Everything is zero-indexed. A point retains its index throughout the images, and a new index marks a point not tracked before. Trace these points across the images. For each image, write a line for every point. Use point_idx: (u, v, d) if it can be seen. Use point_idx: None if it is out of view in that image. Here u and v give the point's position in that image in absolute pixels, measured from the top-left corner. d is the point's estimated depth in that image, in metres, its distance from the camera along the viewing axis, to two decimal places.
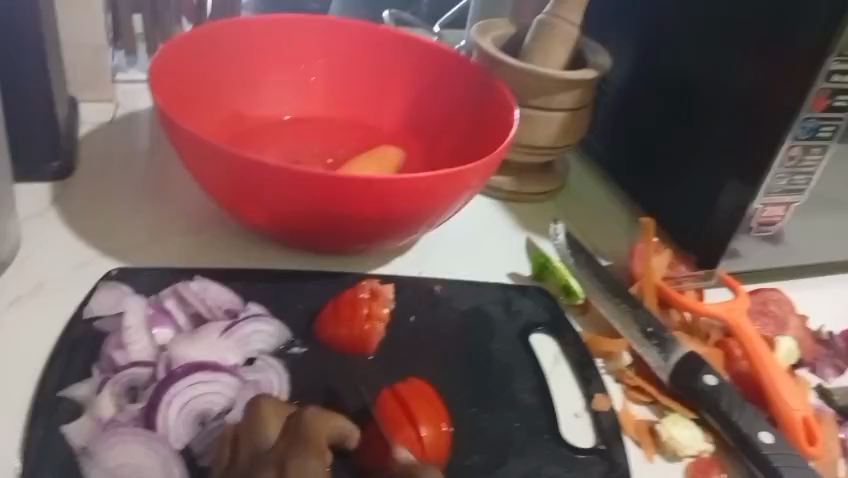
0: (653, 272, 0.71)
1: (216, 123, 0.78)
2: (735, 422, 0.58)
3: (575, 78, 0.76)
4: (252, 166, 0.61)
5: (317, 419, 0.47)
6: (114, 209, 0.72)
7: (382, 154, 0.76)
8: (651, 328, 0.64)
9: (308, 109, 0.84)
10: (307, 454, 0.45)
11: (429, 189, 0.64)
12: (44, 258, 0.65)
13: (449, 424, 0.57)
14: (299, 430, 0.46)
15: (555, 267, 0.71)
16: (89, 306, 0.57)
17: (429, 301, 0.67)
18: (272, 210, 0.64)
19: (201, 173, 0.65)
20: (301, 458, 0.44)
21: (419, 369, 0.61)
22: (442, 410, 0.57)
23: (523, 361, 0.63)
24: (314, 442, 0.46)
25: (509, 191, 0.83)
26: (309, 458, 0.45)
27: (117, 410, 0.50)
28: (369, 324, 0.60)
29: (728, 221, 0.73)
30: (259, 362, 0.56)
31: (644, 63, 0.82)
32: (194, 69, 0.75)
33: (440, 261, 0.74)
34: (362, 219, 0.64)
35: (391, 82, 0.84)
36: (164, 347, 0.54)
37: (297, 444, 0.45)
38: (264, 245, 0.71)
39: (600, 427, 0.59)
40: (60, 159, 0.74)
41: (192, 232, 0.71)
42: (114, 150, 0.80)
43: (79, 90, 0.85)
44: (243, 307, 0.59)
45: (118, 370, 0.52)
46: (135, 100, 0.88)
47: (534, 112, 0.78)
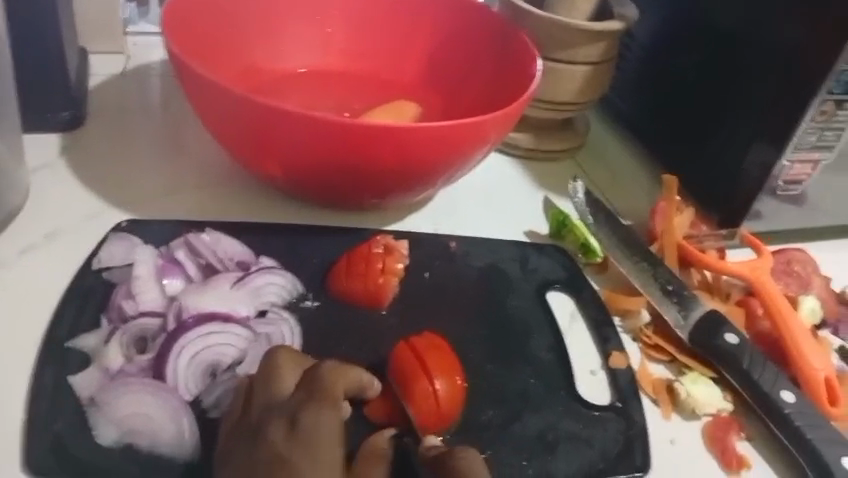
0: (675, 230, 0.69)
1: (228, 72, 0.76)
2: (757, 381, 0.57)
3: (598, 28, 0.73)
4: (266, 114, 0.59)
5: (333, 373, 0.46)
6: (124, 162, 0.70)
7: (398, 107, 0.74)
8: (671, 286, 0.63)
9: (321, 60, 0.81)
10: (321, 405, 0.44)
11: (448, 139, 0.62)
12: (54, 210, 0.64)
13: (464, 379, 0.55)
14: (316, 383, 0.45)
15: (573, 224, 0.70)
16: (99, 257, 0.57)
17: (444, 257, 0.65)
18: (285, 160, 0.63)
19: (212, 121, 0.63)
20: (312, 409, 0.44)
21: (433, 324, 0.59)
22: (456, 363, 0.55)
23: (539, 318, 0.62)
24: (329, 393, 0.45)
25: (527, 148, 0.81)
26: (322, 409, 0.44)
27: (126, 360, 0.50)
28: (384, 278, 0.59)
29: (753, 179, 0.71)
30: (271, 315, 0.55)
31: (670, 15, 0.79)
32: (207, 17, 0.73)
33: (456, 218, 0.73)
34: (377, 170, 0.63)
35: (408, 33, 0.81)
36: (174, 297, 0.53)
37: (310, 396, 0.45)
38: (277, 199, 0.69)
39: (617, 385, 0.58)
40: (70, 110, 0.72)
41: (203, 185, 0.69)
42: (124, 102, 0.78)
43: (89, 41, 0.83)
44: (255, 260, 0.58)
45: (127, 321, 0.52)
46: (147, 52, 0.86)
47: (555, 65, 0.76)
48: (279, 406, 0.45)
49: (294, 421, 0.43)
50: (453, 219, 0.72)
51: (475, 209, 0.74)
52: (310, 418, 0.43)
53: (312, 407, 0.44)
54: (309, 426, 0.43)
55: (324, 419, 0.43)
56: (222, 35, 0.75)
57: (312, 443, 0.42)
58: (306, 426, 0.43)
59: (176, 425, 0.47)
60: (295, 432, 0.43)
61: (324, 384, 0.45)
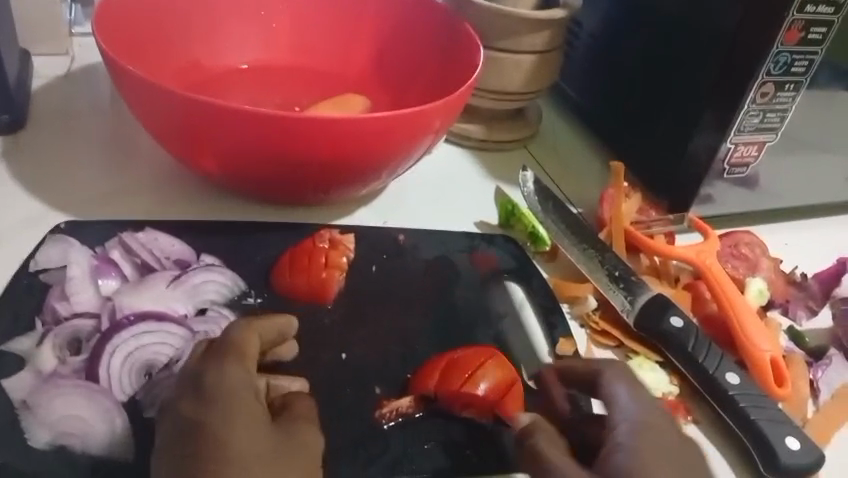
0: (622, 217, 0.69)
1: (172, 71, 0.75)
2: (701, 363, 0.57)
3: (541, 17, 0.74)
4: (201, 110, 0.59)
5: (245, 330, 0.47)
6: (66, 163, 0.69)
7: (345, 102, 0.73)
8: (618, 272, 0.63)
9: (267, 56, 0.81)
10: (233, 359, 0.44)
11: (388, 130, 0.61)
12: None
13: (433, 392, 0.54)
14: (226, 341, 0.45)
15: (521, 213, 0.70)
16: (35, 259, 0.55)
17: (392, 250, 0.65)
18: (225, 156, 0.62)
19: (151, 119, 0.62)
20: (218, 365, 0.43)
21: (379, 318, 0.59)
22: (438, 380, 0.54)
23: (487, 308, 0.62)
24: (245, 352, 0.45)
25: (479, 139, 0.81)
26: (227, 362, 0.44)
27: (59, 362, 0.49)
28: (327, 273, 0.59)
29: (699, 162, 0.71)
30: (210, 312, 0.54)
31: (615, 3, 0.79)
32: (147, 15, 0.72)
33: (406, 211, 0.72)
34: (318, 163, 0.62)
35: (354, 27, 0.81)
36: (109, 296, 0.53)
37: (221, 356, 0.44)
38: (222, 197, 0.69)
39: None
40: (10, 112, 0.71)
41: (147, 185, 0.69)
42: (68, 103, 0.77)
43: (31, 43, 0.82)
44: (194, 258, 0.58)
45: (60, 323, 0.51)
46: (92, 53, 0.85)
47: (502, 55, 0.76)
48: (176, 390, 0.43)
49: (200, 379, 0.43)
50: (403, 212, 0.72)
51: (425, 202, 0.74)
52: (218, 380, 0.43)
53: (231, 362, 0.44)
54: (212, 381, 0.42)
55: (230, 370, 0.43)
56: (165, 33, 0.75)
57: (218, 388, 0.42)
58: (209, 382, 0.43)
59: (109, 425, 0.46)
60: (201, 389, 0.42)
61: (235, 340, 0.45)
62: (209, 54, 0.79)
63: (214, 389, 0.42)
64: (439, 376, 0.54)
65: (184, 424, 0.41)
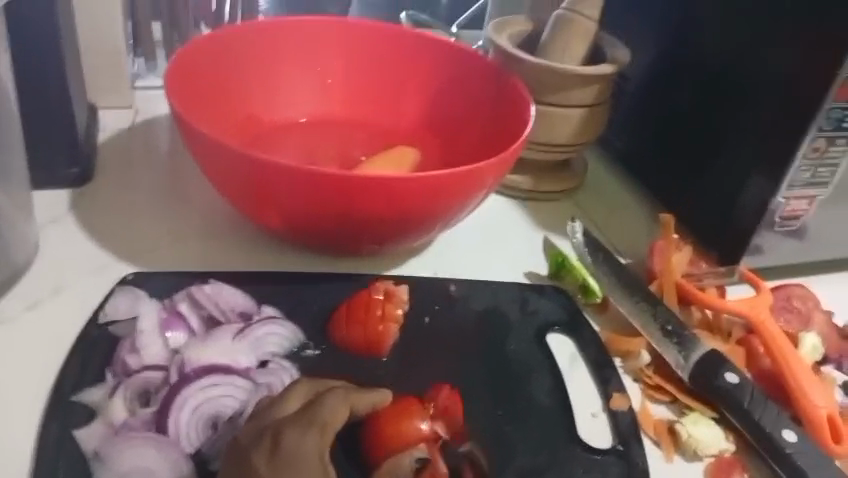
0: (673, 270, 0.70)
1: (233, 125, 0.79)
2: (757, 421, 0.57)
3: (589, 72, 0.75)
4: (267, 167, 0.61)
5: (337, 403, 0.49)
6: (130, 213, 0.72)
7: (397, 155, 0.75)
8: (670, 326, 0.63)
9: (323, 111, 0.84)
10: (305, 429, 0.47)
11: (443, 188, 0.63)
12: (64, 263, 0.66)
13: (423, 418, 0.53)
14: (314, 415, 0.47)
15: (572, 265, 0.70)
16: (104, 310, 0.59)
17: (444, 301, 0.66)
18: (286, 210, 0.64)
19: (217, 175, 0.65)
20: (296, 434, 0.46)
21: (432, 369, 0.60)
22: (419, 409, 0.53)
23: (540, 360, 0.62)
24: (328, 426, 0.47)
25: (526, 190, 0.82)
26: (307, 433, 0.47)
27: (129, 414, 0.52)
28: (375, 326, 0.60)
29: (750, 217, 0.72)
30: (272, 365, 0.56)
31: (663, 57, 0.80)
32: (210, 72, 0.76)
33: (456, 260, 0.73)
34: (374, 218, 0.64)
35: (406, 83, 0.84)
36: (177, 350, 0.56)
37: (298, 418, 0.47)
38: (279, 247, 0.71)
39: (618, 426, 0.58)
40: (79, 165, 0.74)
41: (207, 235, 0.71)
42: (131, 156, 0.80)
43: (98, 97, 0.85)
44: (256, 310, 0.60)
45: (131, 375, 0.54)
46: (153, 106, 0.88)
47: (550, 109, 0.77)
48: (283, 417, 0.48)
49: (278, 445, 0.46)
50: (452, 262, 0.73)
51: (474, 251, 0.75)
52: (306, 448, 0.46)
53: (295, 430, 0.46)
54: (288, 454, 0.46)
55: (307, 444, 0.46)
56: (226, 90, 0.78)
57: (296, 472, 0.45)
58: (288, 451, 0.46)
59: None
60: (277, 457, 0.45)
61: (322, 415, 0.47)
62: (268, 110, 0.82)
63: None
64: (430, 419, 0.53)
65: (259, 438, 0.47)
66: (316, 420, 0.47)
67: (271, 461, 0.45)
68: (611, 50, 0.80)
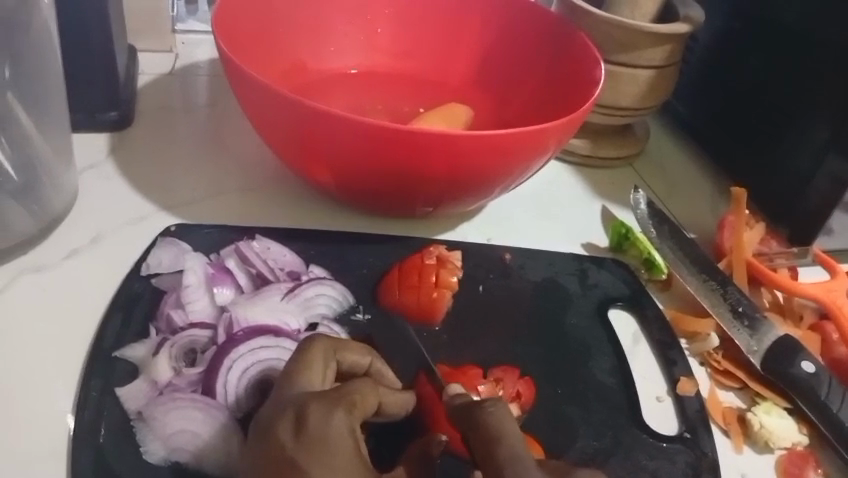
0: (744, 248, 0.65)
1: (278, 74, 0.75)
2: (835, 414, 0.53)
3: (662, 31, 0.69)
4: (318, 118, 0.57)
5: (366, 387, 0.44)
6: (171, 162, 0.69)
7: (449, 111, 0.71)
8: (742, 307, 0.59)
9: (372, 63, 0.80)
10: (334, 406, 0.41)
11: (505, 147, 0.59)
12: (101, 211, 0.63)
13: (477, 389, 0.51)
14: (343, 392, 0.43)
15: (636, 238, 0.66)
16: (147, 262, 0.56)
17: (499, 269, 0.62)
18: (338, 164, 0.60)
19: (264, 125, 0.61)
20: (323, 410, 0.41)
21: (486, 340, 0.57)
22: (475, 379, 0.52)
23: (600, 337, 0.59)
24: (358, 404, 0.43)
25: (584, 155, 0.77)
26: (335, 409, 0.41)
27: (175, 373, 0.49)
28: (425, 291, 0.56)
29: (827, 196, 0.66)
30: (322, 328, 0.54)
31: (737, 18, 0.74)
32: (255, 17, 0.72)
33: (511, 226, 0.69)
34: (430, 175, 0.60)
35: (461, 36, 0.79)
36: (225, 308, 0.53)
37: (327, 395, 0.42)
38: (325, 205, 0.67)
39: (685, 414, 0.55)
40: (119, 109, 0.71)
41: (250, 188, 0.68)
42: (172, 102, 0.76)
43: (138, 39, 0.82)
44: (305, 270, 0.57)
45: (176, 332, 0.51)
46: (194, 51, 0.84)
47: (617, 69, 0.72)
48: (308, 393, 0.43)
49: (303, 420, 0.41)
50: (507, 228, 0.69)
51: (529, 216, 0.71)
52: (336, 426, 0.41)
53: (323, 406, 0.41)
54: (314, 432, 0.40)
55: (336, 421, 0.41)
56: (272, 36, 0.74)
57: (328, 450, 0.40)
58: (314, 429, 0.40)
59: (224, 441, 0.46)
60: (303, 436, 0.40)
61: (352, 395, 0.43)
62: (315, 60, 0.78)
63: (317, 458, 0.39)
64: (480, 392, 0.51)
65: (281, 416, 0.41)
66: (345, 398, 0.42)
67: (294, 436, 0.40)
68: (684, 8, 0.74)
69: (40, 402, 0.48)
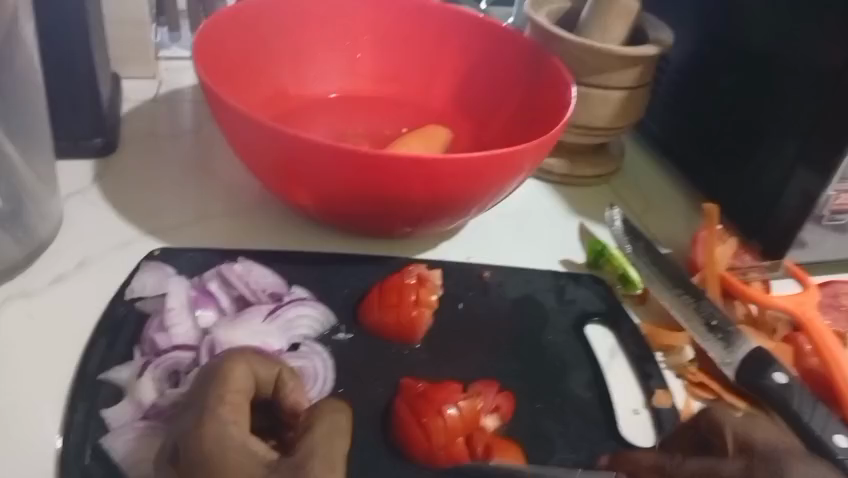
0: (717, 262, 0.67)
1: (261, 99, 0.76)
2: (806, 424, 0.52)
3: (632, 53, 0.71)
4: (297, 143, 0.59)
5: (234, 383, 0.43)
6: (154, 188, 0.70)
7: (428, 133, 0.73)
8: (716, 321, 0.60)
9: (354, 87, 0.82)
10: (215, 419, 0.41)
11: (479, 169, 0.60)
12: (86, 236, 0.64)
13: (449, 404, 0.51)
14: (219, 400, 0.42)
15: (612, 254, 0.67)
16: (131, 286, 0.57)
17: (478, 287, 0.64)
18: (318, 188, 0.62)
19: (245, 149, 0.63)
20: (210, 428, 0.41)
21: (466, 357, 0.58)
22: (449, 391, 0.52)
23: (578, 353, 0.60)
24: (235, 405, 0.42)
25: (561, 175, 0.78)
26: (217, 422, 0.41)
27: (159, 395, 0.49)
28: (406, 312, 0.57)
29: (796, 210, 0.68)
30: (303, 348, 0.55)
31: (706, 39, 0.76)
32: (237, 44, 0.73)
33: (489, 244, 0.71)
34: (407, 197, 0.61)
35: (439, 60, 0.81)
36: (207, 330, 0.54)
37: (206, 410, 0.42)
38: (308, 227, 0.68)
39: (661, 426, 0.56)
40: (103, 135, 0.72)
41: (233, 211, 0.69)
42: (156, 129, 0.78)
43: (122, 67, 0.83)
44: (286, 291, 0.58)
45: (160, 355, 0.52)
46: (178, 78, 0.86)
47: (590, 90, 0.74)
48: (192, 415, 0.42)
49: (193, 443, 0.41)
50: (487, 247, 0.70)
51: (507, 233, 0.72)
52: (211, 432, 0.41)
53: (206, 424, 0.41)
54: (205, 451, 0.40)
55: (221, 434, 0.41)
56: (254, 62, 0.75)
57: (216, 465, 0.40)
58: (206, 449, 0.40)
59: None
60: (197, 459, 0.40)
61: (226, 398, 0.42)
62: (297, 85, 0.79)
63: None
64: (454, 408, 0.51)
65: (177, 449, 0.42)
66: (223, 408, 0.42)
67: (180, 470, 0.41)
68: (654, 32, 0.76)
69: (25, 427, 0.49)
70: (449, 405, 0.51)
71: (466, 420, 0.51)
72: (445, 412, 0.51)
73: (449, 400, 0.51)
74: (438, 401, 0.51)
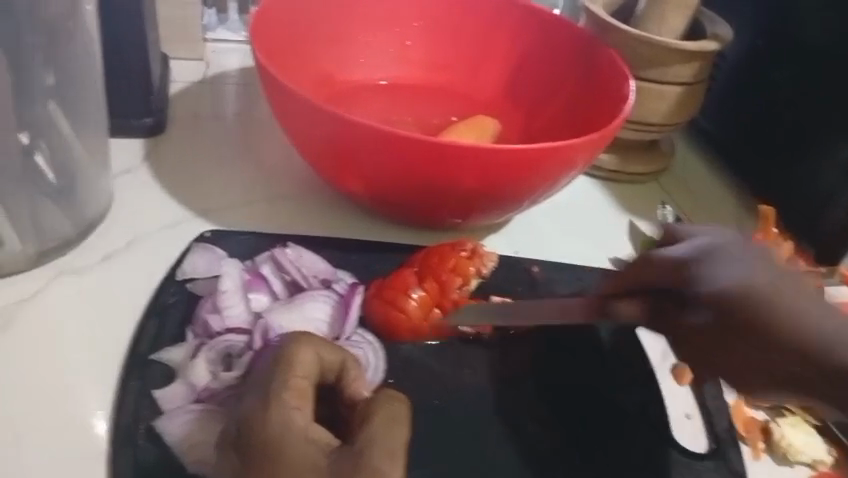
0: None
1: (309, 84, 0.75)
2: None
3: (691, 48, 0.70)
4: (352, 128, 0.58)
5: (301, 368, 0.44)
6: (202, 169, 0.70)
7: (479, 124, 0.72)
8: None
9: (402, 75, 0.81)
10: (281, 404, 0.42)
11: (535, 161, 0.59)
12: (135, 215, 0.64)
13: (415, 290, 0.56)
14: (285, 385, 0.43)
15: None
16: (182, 267, 0.57)
17: (527, 282, 0.63)
18: (369, 174, 0.61)
19: (297, 133, 0.62)
20: (276, 411, 0.42)
21: (515, 352, 0.57)
22: (407, 277, 0.56)
23: (629, 352, 0.59)
24: (301, 391, 0.43)
25: (610, 170, 0.77)
26: (282, 406, 0.42)
27: (212, 377, 0.49)
28: (414, 290, 0.56)
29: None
30: (355, 338, 0.55)
31: (765, 36, 0.75)
32: (289, 26, 0.73)
33: (537, 238, 0.70)
34: (460, 187, 0.61)
35: (490, 50, 0.80)
36: (260, 314, 0.54)
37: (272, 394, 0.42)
38: (356, 214, 0.68)
39: (714, 429, 0.55)
40: (152, 115, 0.71)
41: (281, 196, 0.69)
42: (204, 110, 0.77)
43: (171, 47, 0.83)
44: (336, 277, 0.58)
45: (213, 337, 0.52)
46: (225, 60, 0.85)
47: (646, 85, 0.72)
48: (258, 397, 0.43)
49: (258, 425, 0.41)
50: (535, 241, 0.69)
51: (555, 228, 0.71)
52: (275, 415, 0.41)
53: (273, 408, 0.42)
54: (272, 435, 0.41)
55: (286, 419, 0.41)
56: (304, 46, 0.75)
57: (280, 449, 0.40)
58: (272, 432, 0.41)
59: None
60: (263, 441, 0.41)
61: (294, 382, 0.43)
62: (345, 71, 0.79)
63: (265, 460, 0.40)
64: (419, 296, 0.56)
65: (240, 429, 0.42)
66: (289, 394, 0.42)
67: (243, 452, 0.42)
68: (712, 27, 0.74)
69: (78, 404, 0.49)
70: (415, 288, 0.56)
71: (430, 295, 0.56)
72: (411, 298, 0.55)
73: (416, 286, 0.56)
74: (401, 290, 0.56)
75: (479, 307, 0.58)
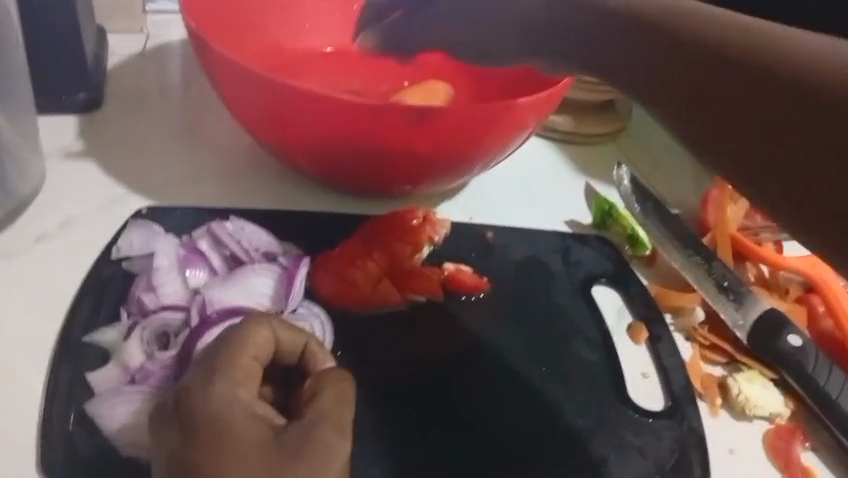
0: (728, 223, 0.65)
1: (252, 53, 0.72)
2: (822, 387, 0.52)
3: None
4: (292, 94, 0.56)
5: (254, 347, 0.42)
6: (142, 145, 0.67)
7: (429, 88, 0.69)
8: (726, 281, 0.58)
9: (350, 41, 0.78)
10: (229, 382, 0.40)
11: (483, 123, 0.57)
12: (70, 194, 0.61)
13: (367, 260, 0.55)
14: (235, 363, 0.41)
15: (620, 214, 0.65)
16: (118, 245, 0.54)
17: (481, 248, 0.61)
18: (314, 143, 0.59)
19: (237, 101, 0.59)
20: (223, 388, 0.40)
21: (468, 319, 0.56)
22: (360, 249, 0.56)
23: (584, 314, 0.58)
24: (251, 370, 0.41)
25: (566, 133, 0.75)
26: (229, 383, 0.40)
27: (146, 357, 0.48)
28: (362, 260, 0.55)
29: None
30: (301, 311, 0.53)
31: None
32: None
33: (492, 203, 0.68)
34: (408, 153, 0.59)
35: None
36: (198, 290, 0.52)
37: (219, 371, 0.40)
38: (303, 186, 0.66)
39: (671, 388, 0.54)
40: (88, 90, 0.68)
41: (225, 169, 0.66)
42: (144, 84, 0.74)
43: (108, 19, 0.79)
44: (280, 250, 0.56)
45: (148, 315, 0.50)
46: (166, 31, 0.82)
47: None
48: (201, 374, 0.40)
49: (201, 401, 0.39)
50: (489, 206, 0.68)
51: (511, 193, 0.69)
52: (220, 392, 0.39)
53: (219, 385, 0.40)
54: (215, 412, 0.39)
55: (233, 396, 0.39)
56: (244, 13, 0.72)
57: (223, 426, 0.38)
58: (216, 408, 0.39)
59: None
60: (204, 418, 0.39)
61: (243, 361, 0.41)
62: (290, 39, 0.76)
63: (208, 434, 0.38)
64: (371, 268, 0.55)
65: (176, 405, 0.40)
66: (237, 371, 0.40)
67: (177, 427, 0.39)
68: None
69: (7, 390, 0.46)
70: (368, 261, 0.55)
71: (382, 266, 0.55)
72: (360, 267, 0.55)
73: (368, 256, 0.55)
74: (354, 260, 0.55)
75: (434, 281, 0.56)
